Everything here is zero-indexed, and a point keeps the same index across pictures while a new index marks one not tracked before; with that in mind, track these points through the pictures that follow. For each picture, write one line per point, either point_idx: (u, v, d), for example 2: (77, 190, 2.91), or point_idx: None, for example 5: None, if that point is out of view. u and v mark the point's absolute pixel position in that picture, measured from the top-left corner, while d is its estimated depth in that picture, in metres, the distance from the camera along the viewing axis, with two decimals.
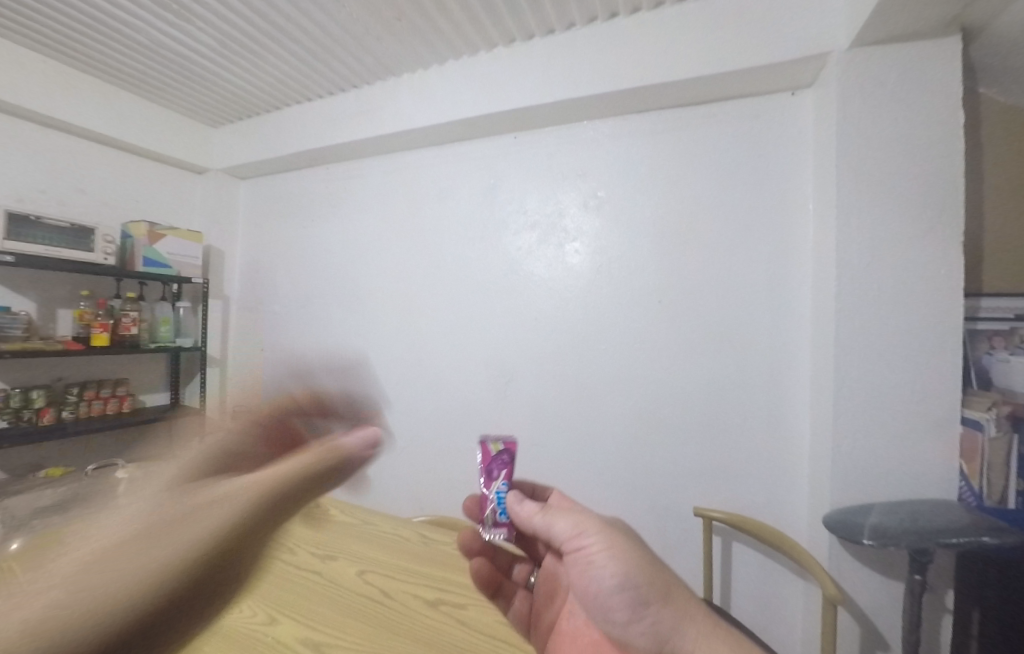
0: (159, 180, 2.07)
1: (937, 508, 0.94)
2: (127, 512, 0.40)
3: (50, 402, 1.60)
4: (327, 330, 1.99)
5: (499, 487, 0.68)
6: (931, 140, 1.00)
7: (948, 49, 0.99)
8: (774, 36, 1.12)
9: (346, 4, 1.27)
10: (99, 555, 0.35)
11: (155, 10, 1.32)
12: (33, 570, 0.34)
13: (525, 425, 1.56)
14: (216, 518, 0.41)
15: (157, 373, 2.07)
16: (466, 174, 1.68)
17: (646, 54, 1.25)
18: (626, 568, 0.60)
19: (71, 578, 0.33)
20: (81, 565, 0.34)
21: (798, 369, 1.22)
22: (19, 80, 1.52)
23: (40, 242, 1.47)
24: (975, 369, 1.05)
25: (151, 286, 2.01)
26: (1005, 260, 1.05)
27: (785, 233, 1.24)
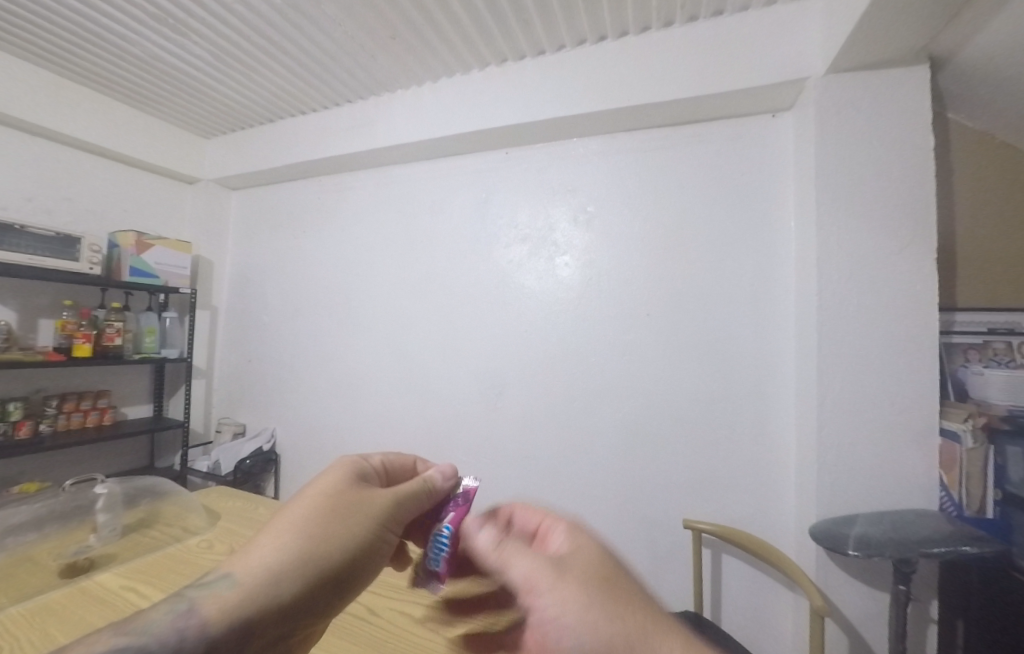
0: (148, 190, 2.05)
1: (919, 518, 0.96)
2: (295, 541, 0.45)
3: (27, 414, 1.56)
4: (316, 342, 1.97)
5: (442, 531, 0.53)
6: (904, 162, 1.05)
7: (918, 76, 1.05)
8: (754, 62, 1.17)
9: (342, 22, 1.30)
10: (292, 575, 0.43)
11: (151, 24, 1.34)
12: (254, 586, 0.41)
13: (515, 437, 1.56)
14: (366, 541, 0.48)
15: (140, 385, 2.03)
16: (458, 188, 1.71)
17: (633, 76, 1.29)
18: (591, 620, 0.39)
19: (284, 588, 0.42)
20: (286, 579, 0.42)
21: (783, 380, 1.25)
22: (8, 90, 1.51)
23: (24, 251, 1.45)
24: (952, 381, 1.09)
25: (136, 296, 1.98)
26: (977, 276, 1.09)
27: (768, 248, 1.28)
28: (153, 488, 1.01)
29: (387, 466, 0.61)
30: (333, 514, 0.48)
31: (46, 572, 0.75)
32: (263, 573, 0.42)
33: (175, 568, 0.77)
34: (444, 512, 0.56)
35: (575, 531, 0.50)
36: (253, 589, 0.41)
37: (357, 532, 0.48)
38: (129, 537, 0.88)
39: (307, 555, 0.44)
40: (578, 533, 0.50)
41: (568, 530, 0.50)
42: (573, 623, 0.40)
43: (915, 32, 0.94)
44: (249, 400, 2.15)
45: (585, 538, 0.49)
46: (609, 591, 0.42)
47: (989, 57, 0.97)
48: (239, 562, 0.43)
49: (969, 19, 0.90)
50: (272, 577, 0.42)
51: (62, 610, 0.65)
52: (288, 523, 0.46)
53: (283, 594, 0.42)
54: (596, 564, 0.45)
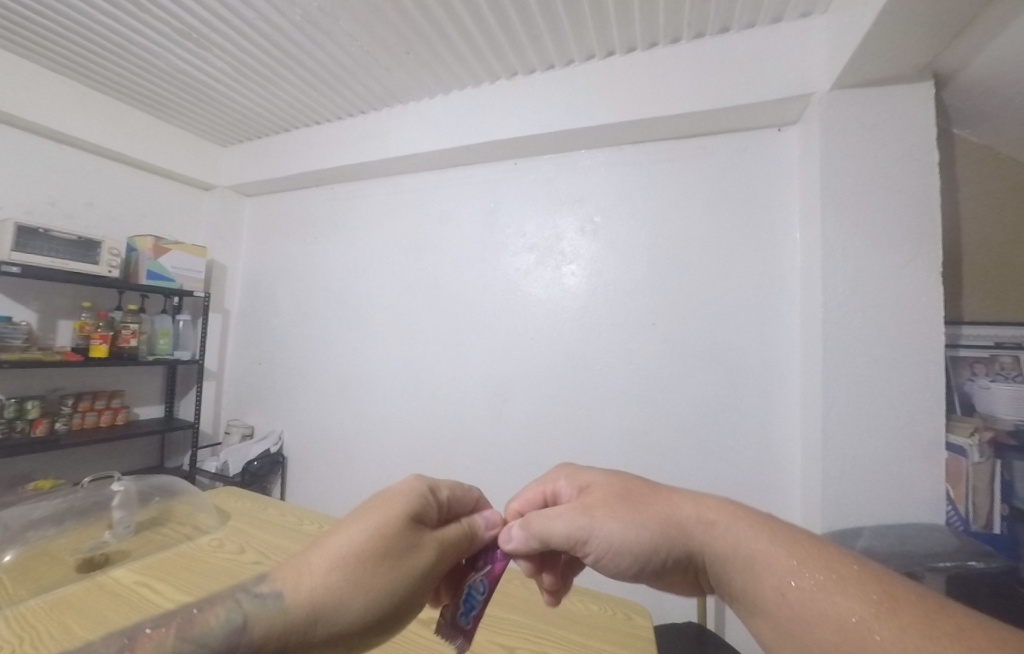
0: (165, 196, 2.11)
1: (926, 533, 0.95)
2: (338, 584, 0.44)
3: (44, 412, 1.60)
4: (326, 346, 2.00)
5: (476, 583, 0.56)
6: (909, 177, 1.06)
7: (923, 93, 1.06)
8: (760, 78, 1.19)
9: (358, 38, 1.34)
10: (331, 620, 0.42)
11: (176, 38, 1.39)
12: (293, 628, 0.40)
13: (520, 444, 1.57)
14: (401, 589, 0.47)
15: (152, 386, 2.07)
16: (467, 197, 1.74)
17: (640, 90, 1.32)
18: (629, 515, 0.52)
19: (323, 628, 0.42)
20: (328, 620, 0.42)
21: (789, 391, 1.25)
22: (38, 99, 1.58)
23: (46, 253, 1.50)
24: (958, 395, 1.09)
25: (152, 299, 2.03)
26: (984, 290, 1.09)
27: (773, 260, 1.29)
28: (166, 488, 1.03)
29: (451, 501, 0.58)
30: (385, 548, 0.47)
31: (64, 567, 0.77)
32: (317, 598, 0.42)
33: (187, 566, 0.79)
34: (478, 560, 0.59)
35: (578, 477, 0.61)
36: (305, 613, 0.41)
37: (400, 582, 0.47)
38: (142, 534, 0.90)
39: (359, 589, 0.44)
40: (583, 475, 0.61)
41: (572, 482, 0.61)
42: (620, 533, 0.52)
43: (919, 50, 0.96)
44: (257, 402, 2.18)
45: (592, 476, 0.60)
46: (627, 497, 0.54)
47: (993, 74, 0.98)
48: (292, 578, 0.43)
49: (972, 37, 0.92)
50: (324, 604, 0.42)
51: (79, 604, 0.67)
52: (343, 546, 0.46)
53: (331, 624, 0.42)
54: (607, 487, 0.57)
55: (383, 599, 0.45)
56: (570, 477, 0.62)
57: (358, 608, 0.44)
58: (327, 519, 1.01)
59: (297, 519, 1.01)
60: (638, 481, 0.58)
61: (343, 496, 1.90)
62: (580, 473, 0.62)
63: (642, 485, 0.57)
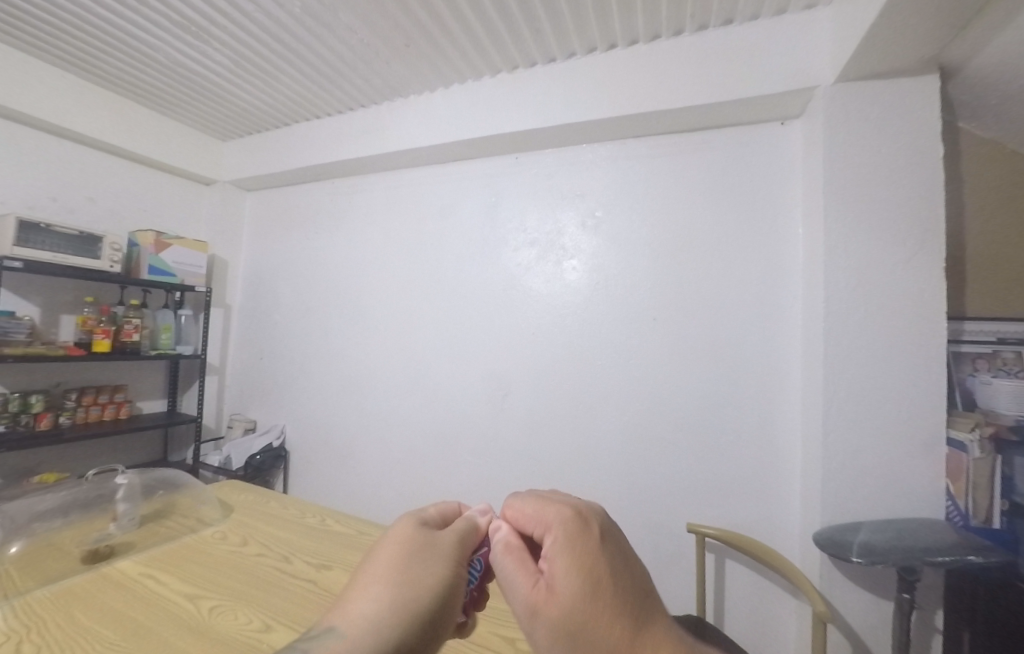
0: (167, 190, 2.11)
1: (925, 527, 0.96)
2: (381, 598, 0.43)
3: (48, 407, 1.61)
4: (327, 341, 2.01)
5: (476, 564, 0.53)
6: (913, 171, 1.05)
7: (928, 86, 1.05)
8: (762, 71, 1.18)
9: (358, 31, 1.33)
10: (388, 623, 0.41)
11: (175, 31, 1.38)
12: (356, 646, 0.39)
13: (520, 438, 1.58)
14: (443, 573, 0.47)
15: (155, 380, 2.08)
16: (468, 192, 1.73)
17: (642, 84, 1.31)
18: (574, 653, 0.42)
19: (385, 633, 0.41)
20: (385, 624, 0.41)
21: (790, 387, 1.25)
22: (39, 94, 1.57)
23: (48, 249, 1.50)
24: (960, 391, 1.09)
25: (154, 294, 2.03)
26: (987, 286, 1.09)
27: (775, 254, 1.28)
28: (170, 481, 1.04)
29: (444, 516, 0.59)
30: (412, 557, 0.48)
31: (69, 558, 0.78)
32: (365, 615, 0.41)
33: (191, 558, 0.80)
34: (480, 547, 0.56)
35: (561, 564, 0.45)
36: (360, 631, 0.40)
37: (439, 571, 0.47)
38: (147, 527, 0.91)
39: (402, 594, 0.44)
40: (565, 567, 0.45)
41: (553, 560, 0.46)
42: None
43: (924, 42, 0.95)
44: (259, 396, 2.19)
45: (572, 576, 0.44)
46: (582, 648, 0.42)
47: (999, 67, 0.97)
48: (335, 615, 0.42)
49: (979, 29, 0.91)
50: (376, 619, 0.41)
51: (85, 596, 0.68)
52: (373, 573, 0.46)
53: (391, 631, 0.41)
54: (569, 614, 0.43)
55: (429, 598, 0.44)
56: (558, 549, 0.46)
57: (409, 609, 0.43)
58: (329, 512, 1.01)
59: (299, 512, 1.02)
60: (618, 631, 0.41)
61: (345, 489, 1.92)
62: (571, 555, 0.46)
63: (610, 643, 0.41)
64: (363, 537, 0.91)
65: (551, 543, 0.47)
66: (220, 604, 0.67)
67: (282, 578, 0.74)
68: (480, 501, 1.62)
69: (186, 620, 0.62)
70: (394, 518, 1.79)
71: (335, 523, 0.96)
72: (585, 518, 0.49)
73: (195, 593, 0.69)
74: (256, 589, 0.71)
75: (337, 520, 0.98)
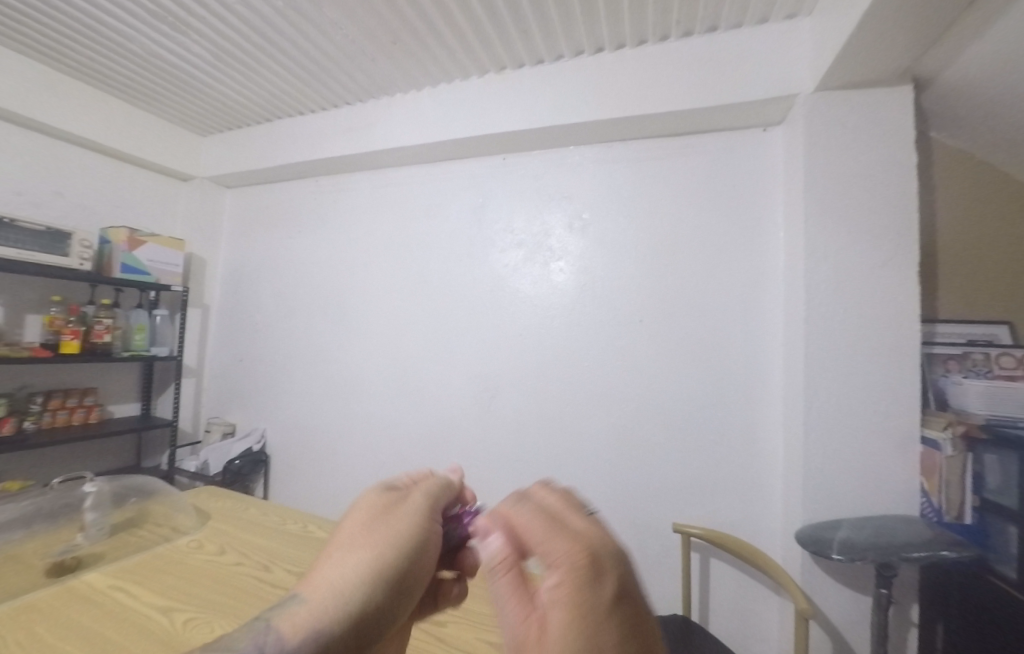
0: (141, 186, 2.03)
1: (901, 524, 0.98)
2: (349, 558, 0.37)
3: (11, 411, 1.53)
4: (310, 343, 1.96)
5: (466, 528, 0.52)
6: (888, 178, 1.09)
7: (902, 95, 1.09)
8: (746, 77, 1.20)
9: (343, 26, 1.31)
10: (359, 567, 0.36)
11: (151, 21, 1.33)
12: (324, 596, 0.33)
13: (508, 441, 1.57)
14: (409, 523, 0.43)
15: (128, 383, 2.00)
16: (455, 192, 1.72)
17: (629, 88, 1.32)
18: None
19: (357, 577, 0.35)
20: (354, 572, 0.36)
21: (772, 388, 1.28)
22: (4, 83, 1.50)
23: (13, 245, 1.43)
24: (933, 390, 1.12)
25: (127, 293, 1.96)
26: (958, 290, 1.13)
27: (758, 256, 1.31)
28: (142, 488, 1.00)
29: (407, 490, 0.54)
30: (379, 526, 0.41)
31: (33, 571, 0.74)
32: (333, 586, 0.34)
33: (165, 568, 0.76)
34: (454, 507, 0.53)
35: (552, 623, 0.30)
36: (330, 602, 0.32)
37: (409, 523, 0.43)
38: (117, 536, 0.87)
39: (372, 548, 0.38)
40: (553, 632, 0.29)
41: (544, 610, 0.31)
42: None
43: (900, 53, 0.98)
44: (239, 399, 2.13)
45: (557, 648, 0.28)
46: None
47: (970, 79, 1.01)
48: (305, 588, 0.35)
49: (951, 42, 0.94)
50: (349, 591, 0.34)
51: (50, 610, 0.64)
52: (343, 537, 0.40)
53: (366, 600, 0.34)
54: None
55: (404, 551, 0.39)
56: (551, 600, 0.31)
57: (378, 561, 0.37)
58: (311, 518, 0.99)
59: (280, 518, 0.99)
60: None
61: (328, 494, 1.88)
62: (566, 615, 0.29)
63: None
64: None
65: (549, 590, 0.32)
66: (194, 616, 0.64)
67: (263, 588, 0.72)
68: None
69: (159, 634, 0.60)
70: None
71: (318, 530, 0.94)
72: (600, 566, 0.31)
73: (169, 606, 0.66)
74: (234, 600, 0.68)
75: (319, 526, 0.95)
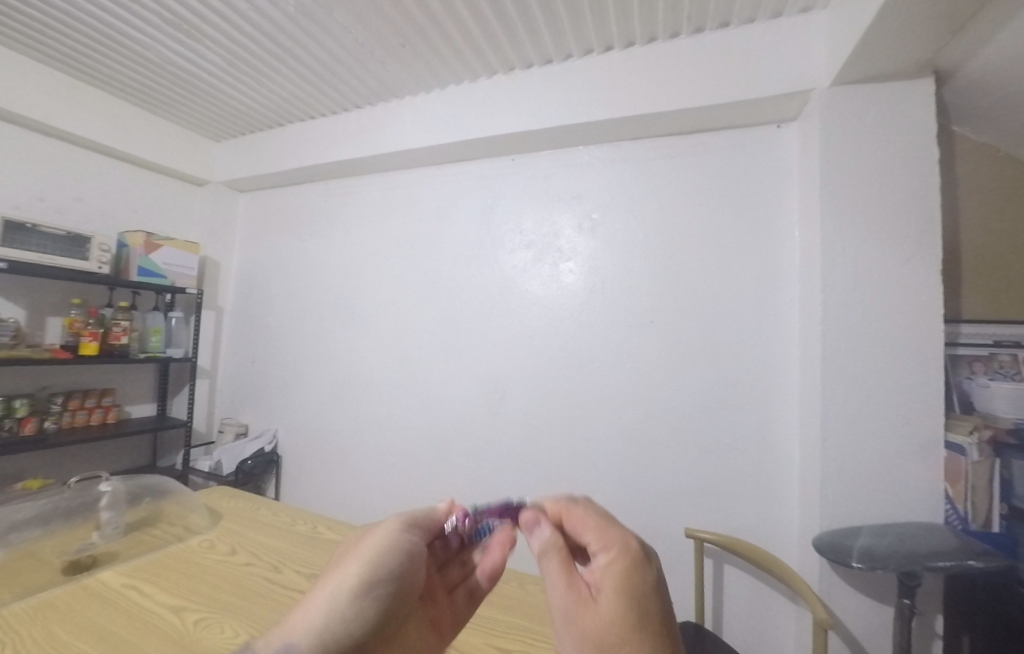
0: (158, 191, 2.08)
1: (925, 532, 0.95)
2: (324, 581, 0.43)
3: (33, 411, 1.57)
4: (321, 344, 1.98)
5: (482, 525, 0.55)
6: (908, 174, 1.05)
7: (923, 88, 1.06)
8: (760, 73, 1.18)
9: (352, 30, 1.32)
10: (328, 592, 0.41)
11: (166, 29, 1.36)
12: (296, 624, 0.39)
13: (517, 443, 1.56)
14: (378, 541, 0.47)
15: (145, 383, 2.04)
16: (464, 193, 1.72)
17: (639, 86, 1.31)
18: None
19: (325, 600, 0.40)
20: (324, 597, 0.41)
21: (788, 390, 1.24)
22: (28, 93, 1.55)
23: (34, 249, 1.47)
24: (957, 394, 1.09)
25: (144, 296, 2.00)
26: (984, 289, 1.09)
27: (772, 255, 1.28)
28: (156, 488, 1.02)
29: None
30: (354, 550, 0.47)
31: (50, 569, 0.75)
32: (304, 612, 0.40)
33: (177, 567, 0.77)
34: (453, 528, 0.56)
35: (611, 585, 0.44)
36: (301, 624, 0.38)
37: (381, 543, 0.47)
38: (131, 535, 0.89)
39: (345, 571, 0.43)
40: (614, 592, 0.43)
41: (604, 576, 0.44)
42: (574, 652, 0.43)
43: (919, 46, 0.95)
44: (251, 400, 2.16)
45: (619, 601, 0.42)
46: None
47: (993, 70, 0.97)
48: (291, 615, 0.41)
49: (973, 33, 0.91)
50: (320, 622, 0.39)
51: (65, 608, 0.65)
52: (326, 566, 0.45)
53: (337, 631, 0.39)
54: (607, 632, 0.41)
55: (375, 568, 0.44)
56: (614, 570, 0.45)
57: (347, 582, 0.42)
58: (321, 519, 0.99)
59: (290, 519, 0.99)
60: None
61: (338, 495, 1.89)
62: (624, 580, 0.44)
63: None
64: None
65: (609, 563, 0.45)
66: (205, 616, 0.64)
67: (272, 588, 0.72)
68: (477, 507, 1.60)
69: (169, 634, 0.60)
70: None
71: (328, 531, 0.94)
72: (647, 553, 0.47)
73: (180, 606, 0.66)
74: (243, 600, 0.68)
75: (328, 528, 0.95)
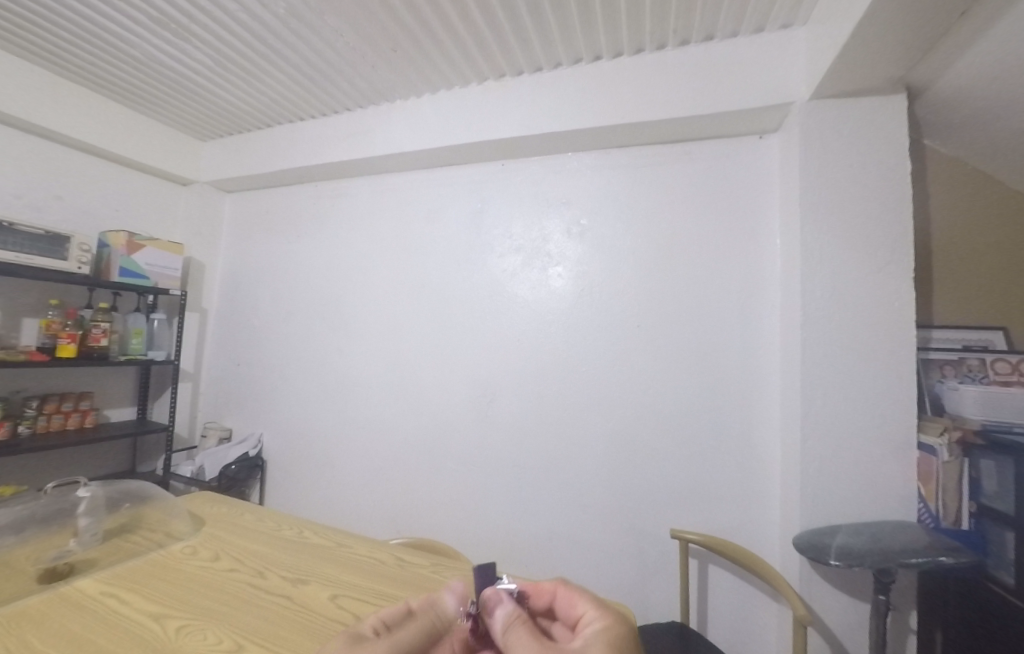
0: (141, 190, 2.04)
1: (900, 530, 0.98)
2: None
3: (6, 416, 1.52)
4: (308, 348, 1.96)
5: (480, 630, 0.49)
6: (882, 184, 1.10)
7: (896, 104, 1.10)
8: (741, 86, 1.22)
9: (344, 34, 1.32)
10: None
11: (154, 28, 1.35)
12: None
13: (504, 446, 1.56)
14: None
15: (124, 386, 1.99)
16: (454, 197, 1.73)
17: (627, 96, 1.33)
18: None
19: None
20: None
21: (770, 393, 1.28)
22: (8, 89, 1.51)
23: (11, 248, 1.42)
24: (929, 396, 1.13)
25: (125, 297, 1.96)
26: (953, 297, 1.14)
27: (754, 262, 1.32)
28: (137, 493, 1.00)
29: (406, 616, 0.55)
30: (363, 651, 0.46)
31: (24, 578, 0.72)
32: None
33: (159, 574, 0.76)
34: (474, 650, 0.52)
35: (598, 638, 0.46)
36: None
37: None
38: (110, 542, 0.86)
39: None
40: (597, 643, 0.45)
41: (591, 633, 0.48)
42: None
43: (892, 64, 0.99)
44: (236, 404, 2.12)
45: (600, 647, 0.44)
46: None
47: (962, 88, 1.02)
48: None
49: (942, 52, 0.96)
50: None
51: (40, 617, 0.63)
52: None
53: None
54: None
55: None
56: (601, 630, 0.48)
57: None
58: (307, 524, 0.98)
59: (276, 524, 0.98)
60: None
61: (324, 499, 1.86)
62: (609, 637, 0.46)
63: None
64: (342, 550, 0.88)
65: (597, 624, 0.49)
66: (188, 623, 0.63)
67: (257, 594, 0.71)
68: (464, 510, 1.60)
69: (150, 642, 0.59)
70: (375, 527, 1.75)
71: (314, 536, 0.93)
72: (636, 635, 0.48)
73: (162, 613, 0.65)
74: (228, 607, 0.67)
75: (315, 533, 0.95)
